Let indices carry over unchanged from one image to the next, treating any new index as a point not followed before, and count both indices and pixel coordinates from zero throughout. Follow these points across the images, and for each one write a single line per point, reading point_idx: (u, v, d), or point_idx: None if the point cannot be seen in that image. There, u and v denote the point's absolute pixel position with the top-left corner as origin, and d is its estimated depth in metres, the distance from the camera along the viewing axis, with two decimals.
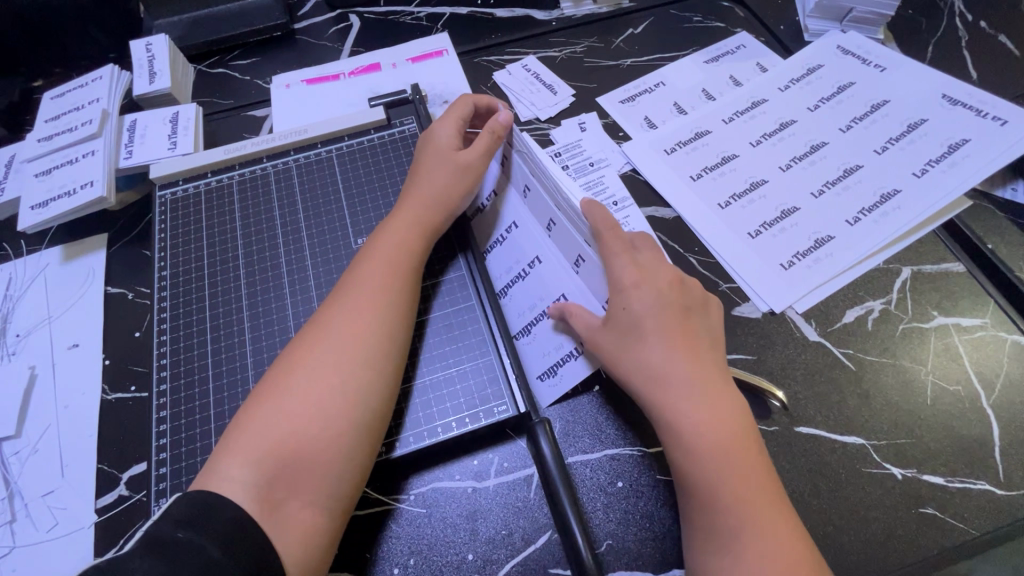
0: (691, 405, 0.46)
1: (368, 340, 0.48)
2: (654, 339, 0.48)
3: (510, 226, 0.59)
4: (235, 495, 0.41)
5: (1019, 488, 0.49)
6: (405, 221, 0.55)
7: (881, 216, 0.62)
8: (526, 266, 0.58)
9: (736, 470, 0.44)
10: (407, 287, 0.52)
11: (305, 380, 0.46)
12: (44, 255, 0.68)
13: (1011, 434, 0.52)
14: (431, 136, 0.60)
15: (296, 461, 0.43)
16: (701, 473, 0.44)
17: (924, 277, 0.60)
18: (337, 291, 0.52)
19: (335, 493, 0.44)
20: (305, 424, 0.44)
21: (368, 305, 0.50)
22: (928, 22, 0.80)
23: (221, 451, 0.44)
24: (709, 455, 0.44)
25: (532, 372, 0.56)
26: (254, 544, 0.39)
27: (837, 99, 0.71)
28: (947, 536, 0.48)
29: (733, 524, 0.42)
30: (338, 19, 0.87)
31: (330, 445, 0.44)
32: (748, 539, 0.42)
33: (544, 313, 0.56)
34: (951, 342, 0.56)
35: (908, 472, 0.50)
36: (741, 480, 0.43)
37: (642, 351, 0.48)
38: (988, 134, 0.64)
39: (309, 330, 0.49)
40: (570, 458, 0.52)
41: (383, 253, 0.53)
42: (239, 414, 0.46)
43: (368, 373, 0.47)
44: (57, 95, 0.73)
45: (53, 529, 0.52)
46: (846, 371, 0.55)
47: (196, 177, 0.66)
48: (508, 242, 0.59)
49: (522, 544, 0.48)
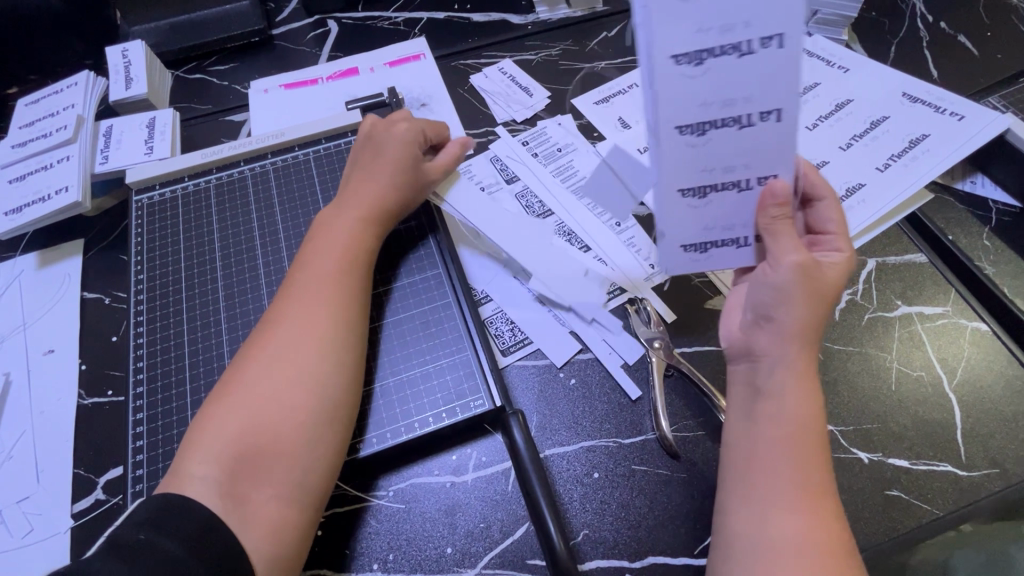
0: (801, 397, 0.43)
1: (323, 330, 0.48)
2: (817, 315, 0.44)
3: (763, 41, 0.36)
4: (197, 491, 0.41)
5: (980, 469, 0.51)
6: (360, 215, 0.56)
7: (846, 210, 0.64)
8: (756, 113, 0.39)
9: (812, 472, 0.41)
10: (361, 280, 0.53)
11: (258, 374, 0.46)
12: (19, 261, 0.67)
13: (972, 417, 0.53)
14: (387, 136, 0.60)
15: (258, 454, 0.43)
16: (779, 466, 0.41)
17: (888, 268, 0.62)
18: (287, 286, 0.52)
19: (302, 486, 0.44)
20: (263, 416, 0.44)
21: (319, 298, 0.50)
22: (890, 24, 0.83)
23: (186, 450, 0.44)
24: (786, 446, 0.42)
25: (674, 239, 0.45)
26: (220, 542, 0.39)
27: (805, 98, 0.74)
28: (911, 517, 0.49)
29: (789, 528, 0.39)
30: (316, 24, 0.88)
31: (289, 433, 0.44)
32: (803, 546, 0.39)
33: (733, 183, 0.42)
34: (914, 330, 0.58)
35: (874, 456, 0.52)
36: (804, 481, 0.41)
37: (797, 319, 0.43)
38: (945, 130, 0.67)
39: (263, 325, 0.50)
40: (547, 449, 0.53)
41: (335, 247, 0.53)
42: (201, 414, 0.46)
43: (324, 362, 0.47)
44: (32, 102, 0.73)
45: (28, 535, 0.52)
46: (815, 360, 0.57)
47: (172, 181, 0.66)
48: (752, 59, 0.37)
49: (500, 536, 0.49)
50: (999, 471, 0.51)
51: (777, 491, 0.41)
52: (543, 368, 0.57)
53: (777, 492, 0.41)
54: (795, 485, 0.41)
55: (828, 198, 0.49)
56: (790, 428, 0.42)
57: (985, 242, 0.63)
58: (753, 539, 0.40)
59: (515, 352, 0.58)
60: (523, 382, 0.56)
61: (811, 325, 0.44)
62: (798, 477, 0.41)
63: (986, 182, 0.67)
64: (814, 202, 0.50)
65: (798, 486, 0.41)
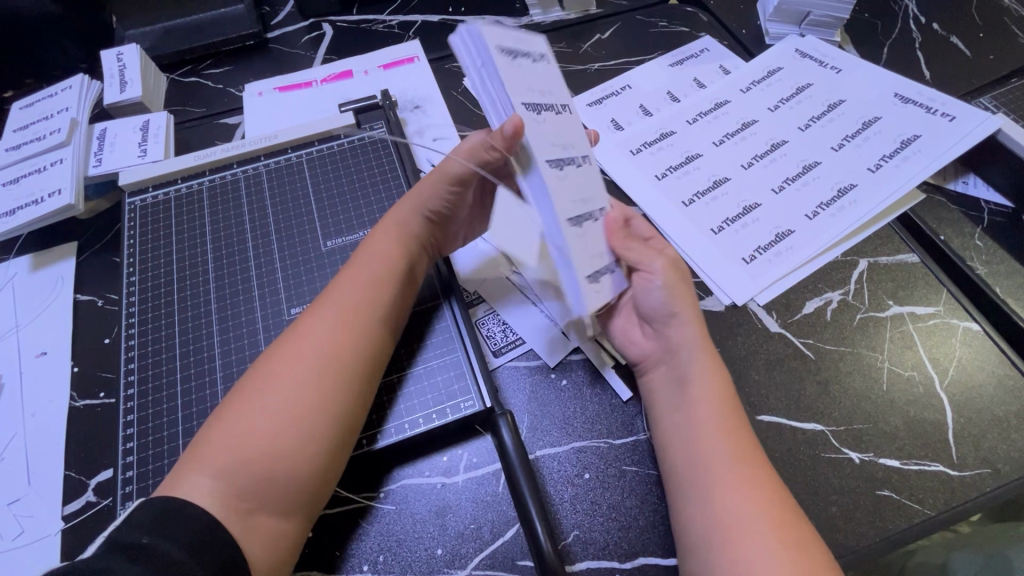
0: (704, 374, 0.49)
1: (347, 355, 0.48)
2: (691, 300, 0.52)
3: (561, 106, 0.47)
4: (203, 505, 0.41)
5: (972, 469, 0.51)
6: (388, 227, 0.57)
7: (838, 211, 0.64)
8: (580, 156, 0.47)
9: (743, 446, 0.45)
10: (385, 300, 0.52)
11: (279, 392, 0.46)
12: (12, 264, 0.67)
13: (963, 417, 0.53)
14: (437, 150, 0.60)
15: (270, 475, 0.43)
16: (708, 444, 0.46)
17: (880, 268, 0.62)
18: (316, 303, 0.52)
19: (304, 502, 0.45)
20: (279, 437, 0.44)
21: (344, 319, 0.50)
22: (883, 25, 0.83)
23: (188, 461, 0.43)
24: (712, 428, 0.46)
25: (581, 272, 0.44)
26: (222, 546, 0.39)
27: (797, 99, 0.74)
28: (902, 518, 0.49)
29: (735, 498, 0.43)
30: (311, 27, 0.88)
31: (304, 456, 0.44)
32: (753, 517, 0.42)
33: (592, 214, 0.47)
34: (906, 330, 0.58)
35: (866, 456, 0.52)
36: (740, 456, 0.45)
37: (679, 310, 0.51)
38: (936, 131, 0.67)
39: (283, 341, 0.49)
40: (537, 451, 0.53)
41: (363, 266, 0.54)
42: (207, 426, 0.45)
43: (347, 390, 0.47)
44: (26, 105, 0.73)
45: (18, 537, 0.52)
46: (807, 361, 0.57)
47: (166, 184, 0.67)
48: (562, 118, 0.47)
49: (490, 537, 0.49)
50: (990, 471, 0.51)
51: (712, 467, 0.44)
52: (535, 370, 0.57)
53: (711, 468, 0.44)
54: (725, 457, 0.45)
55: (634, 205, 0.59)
56: (707, 407, 0.47)
57: (977, 242, 0.63)
58: (711, 522, 0.43)
59: (506, 353, 0.58)
60: (514, 384, 0.56)
61: (690, 310, 0.51)
62: (728, 451, 0.45)
63: (979, 182, 0.67)
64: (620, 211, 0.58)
65: (729, 458, 0.45)
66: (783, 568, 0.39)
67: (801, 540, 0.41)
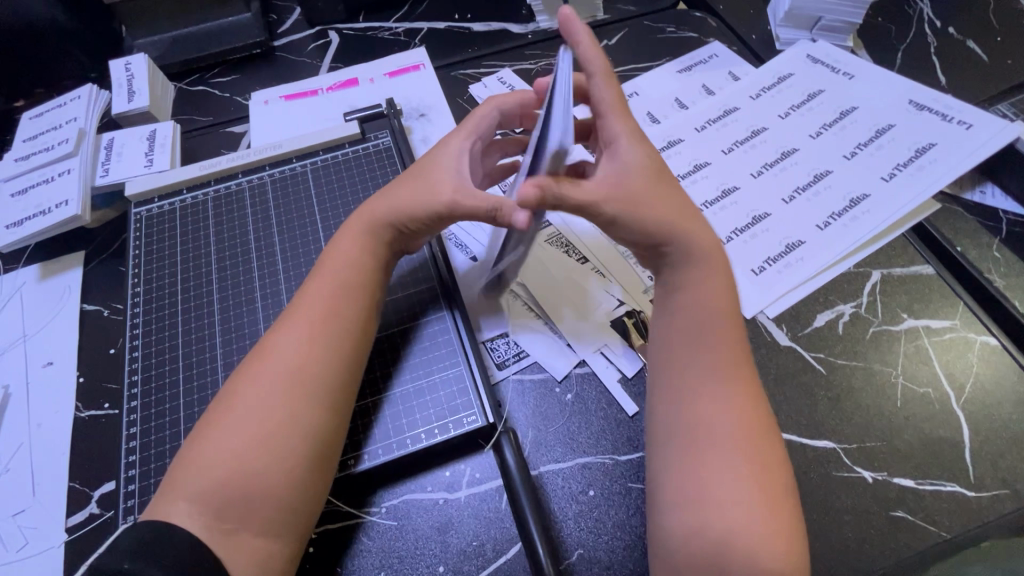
0: (710, 290, 0.49)
1: (316, 367, 0.47)
2: (660, 206, 0.48)
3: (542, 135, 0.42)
4: (188, 526, 0.41)
5: (990, 490, 0.49)
6: (356, 233, 0.54)
7: (849, 221, 0.63)
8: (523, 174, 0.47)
9: (736, 363, 0.47)
10: (354, 311, 0.51)
11: (246, 412, 0.45)
12: (21, 274, 0.68)
13: (982, 436, 0.52)
14: (435, 150, 0.54)
15: (248, 495, 0.42)
16: (695, 350, 0.47)
17: (893, 280, 0.61)
18: (284, 314, 0.51)
19: (290, 520, 0.43)
20: (247, 456, 0.43)
21: (313, 333, 0.48)
22: (897, 29, 0.81)
23: (173, 482, 0.43)
24: (702, 335, 0.47)
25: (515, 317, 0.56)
26: (205, 570, 0.39)
27: (807, 107, 0.72)
28: (917, 540, 0.48)
29: (717, 414, 0.44)
30: (317, 35, 0.88)
31: (276, 475, 0.43)
32: (727, 426, 0.44)
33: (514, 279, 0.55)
34: (921, 345, 0.57)
35: (879, 475, 0.50)
36: (722, 367, 0.46)
37: (664, 214, 0.48)
38: (953, 139, 0.65)
39: (253, 357, 0.48)
40: (541, 467, 0.52)
41: (329, 278, 0.51)
42: (187, 445, 0.45)
43: (317, 404, 0.46)
44: (35, 115, 0.74)
45: (22, 549, 0.52)
46: (817, 375, 0.56)
47: (171, 194, 0.67)
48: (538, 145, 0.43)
49: (492, 555, 0.48)
50: (1009, 492, 0.49)
51: (704, 379, 0.46)
52: (538, 383, 0.56)
53: (700, 383, 0.46)
54: (711, 379, 0.46)
55: (599, 70, 0.49)
56: (703, 319, 0.48)
57: (995, 253, 0.62)
58: (683, 422, 0.45)
59: (509, 367, 0.57)
60: (518, 397, 0.56)
61: (671, 211, 0.49)
62: (716, 362, 0.46)
63: (997, 191, 0.65)
64: (587, 79, 0.49)
65: (723, 381, 0.46)
66: (748, 481, 0.42)
67: (772, 465, 0.43)
